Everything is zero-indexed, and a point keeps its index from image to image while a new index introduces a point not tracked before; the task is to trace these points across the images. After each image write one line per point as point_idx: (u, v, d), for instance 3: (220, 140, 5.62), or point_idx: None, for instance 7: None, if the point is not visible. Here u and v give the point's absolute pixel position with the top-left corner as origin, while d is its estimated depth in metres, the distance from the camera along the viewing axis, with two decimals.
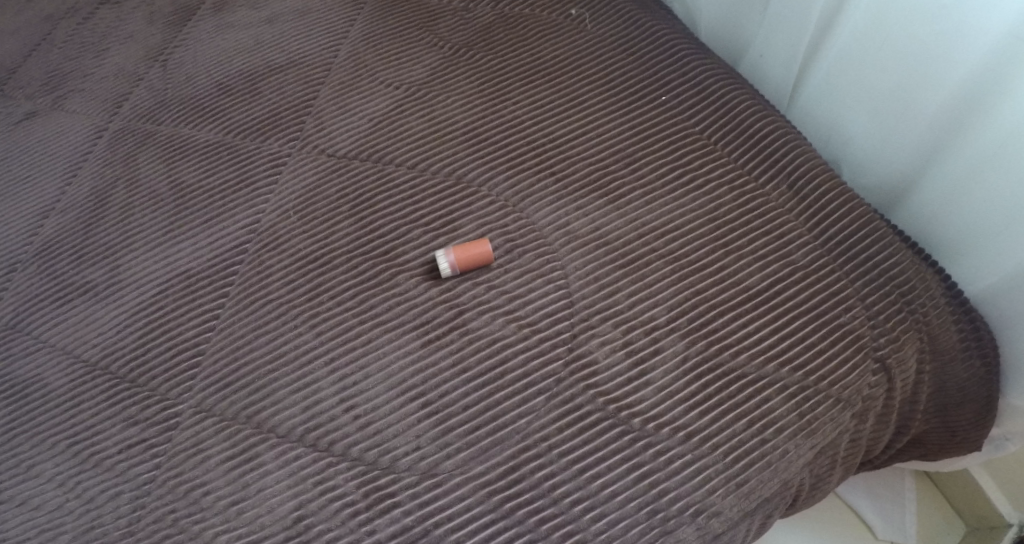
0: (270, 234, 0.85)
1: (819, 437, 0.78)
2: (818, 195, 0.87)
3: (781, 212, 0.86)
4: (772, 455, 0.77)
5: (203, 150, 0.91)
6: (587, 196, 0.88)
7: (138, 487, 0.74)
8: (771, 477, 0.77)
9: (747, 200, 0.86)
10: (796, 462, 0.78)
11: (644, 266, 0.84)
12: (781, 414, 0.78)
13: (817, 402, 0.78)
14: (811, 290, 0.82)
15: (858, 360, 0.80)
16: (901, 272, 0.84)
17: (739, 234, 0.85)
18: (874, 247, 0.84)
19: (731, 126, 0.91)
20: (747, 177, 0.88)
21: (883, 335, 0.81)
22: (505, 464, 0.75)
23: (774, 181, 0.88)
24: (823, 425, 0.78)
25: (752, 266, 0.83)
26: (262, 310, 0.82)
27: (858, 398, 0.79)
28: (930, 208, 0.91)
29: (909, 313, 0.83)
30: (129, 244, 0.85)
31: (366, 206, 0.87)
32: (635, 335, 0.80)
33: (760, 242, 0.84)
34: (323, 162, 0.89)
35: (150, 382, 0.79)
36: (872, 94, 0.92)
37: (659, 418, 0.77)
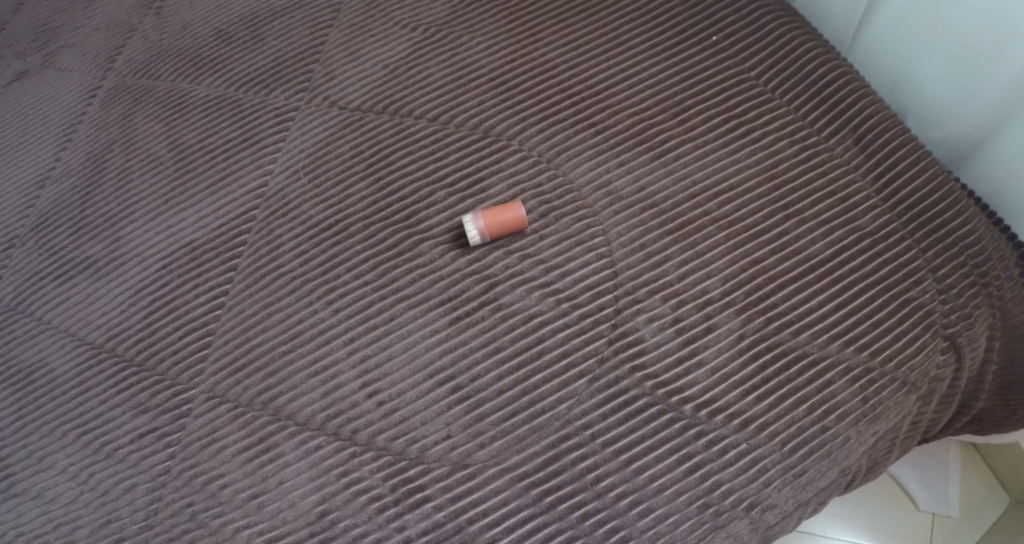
0: (280, 199, 0.78)
1: (882, 423, 0.72)
2: (887, 151, 0.77)
3: (847, 171, 0.77)
4: (833, 443, 0.70)
5: (203, 106, 0.83)
6: (630, 150, 0.79)
7: (153, 479, 0.71)
8: (831, 467, 0.71)
9: (808, 155, 0.77)
10: (857, 450, 0.71)
11: (695, 232, 0.76)
12: (844, 399, 0.71)
13: (882, 386, 0.71)
14: (879, 261, 0.74)
15: (926, 339, 0.72)
16: (976, 240, 0.75)
17: (799, 195, 0.76)
18: (949, 211, 0.75)
19: (791, 70, 0.81)
20: (808, 129, 0.79)
21: (954, 311, 0.73)
22: (544, 454, 0.70)
23: (838, 134, 0.78)
24: (887, 410, 0.71)
25: (815, 233, 0.75)
26: (275, 285, 0.75)
27: (925, 381, 0.72)
28: (1008, 170, 0.80)
29: (984, 286, 0.74)
30: (129, 213, 0.79)
31: (384, 164, 0.79)
32: (686, 311, 0.74)
33: (822, 205, 0.75)
34: (334, 116, 0.81)
35: (159, 366, 0.74)
36: (953, 35, 0.80)
37: (711, 404, 0.71)
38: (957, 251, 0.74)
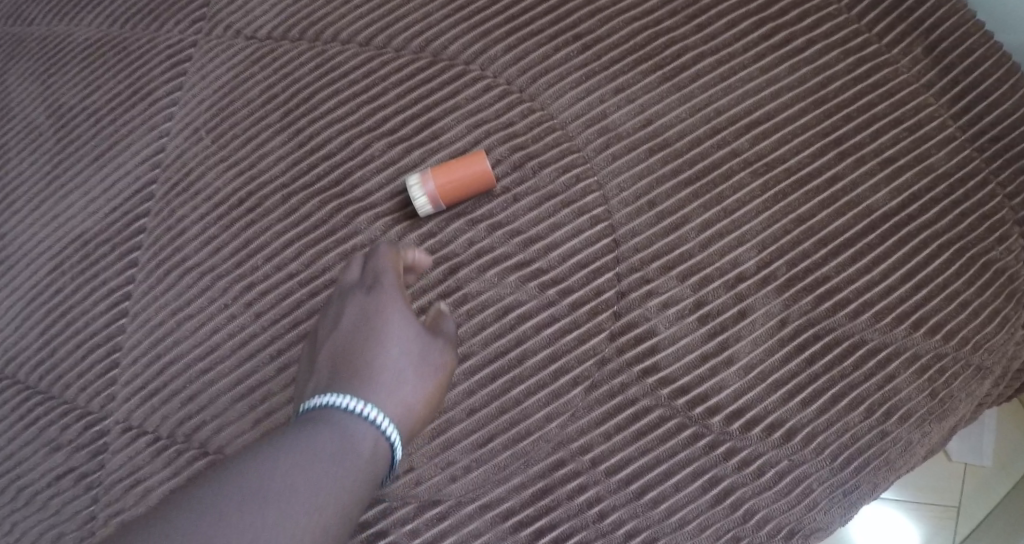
0: (181, 169, 0.62)
1: (949, 419, 0.57)
2: (968, 65, 0.60)
3: (917, 91, 0.60)
4: (892, 450, 0.55)
5: (82, 53, 0.66)
6: (631, 69, 0.60)
7: (80, 530, 0.57)
8: (887, 478, 0.56)
9: (868, 71, 0.60)
10: (915, 455, 0.57)
11: (722, 180, 0.58)
12: (907, 396, 0.56)
13: (954, 374, 0.56)
14: (957, 213, 0.58)
15: (1008, 312, 0.57)
16: None
17: (857, 126, 0.59)
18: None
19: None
20: (868, 35, 0.61)
21: None
22: (533, 485, 0.55)
23: (906, 42, 0.61)
24: (955, 402, 0.57)
25: (878, 177, 0.58)
26: (185, 283, 0.60)
27: (1002, 362, 0.58)
28: None
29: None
30: (10, 203, 0.64)
31: (304, 111, 0.61)
32: (711, 291, 0.56)
33: (887, 137, 0.59)
34: (240, 49, 0.63)
35: (66, 393, 0.60)
36: None
37: (744, 413, 0.55)
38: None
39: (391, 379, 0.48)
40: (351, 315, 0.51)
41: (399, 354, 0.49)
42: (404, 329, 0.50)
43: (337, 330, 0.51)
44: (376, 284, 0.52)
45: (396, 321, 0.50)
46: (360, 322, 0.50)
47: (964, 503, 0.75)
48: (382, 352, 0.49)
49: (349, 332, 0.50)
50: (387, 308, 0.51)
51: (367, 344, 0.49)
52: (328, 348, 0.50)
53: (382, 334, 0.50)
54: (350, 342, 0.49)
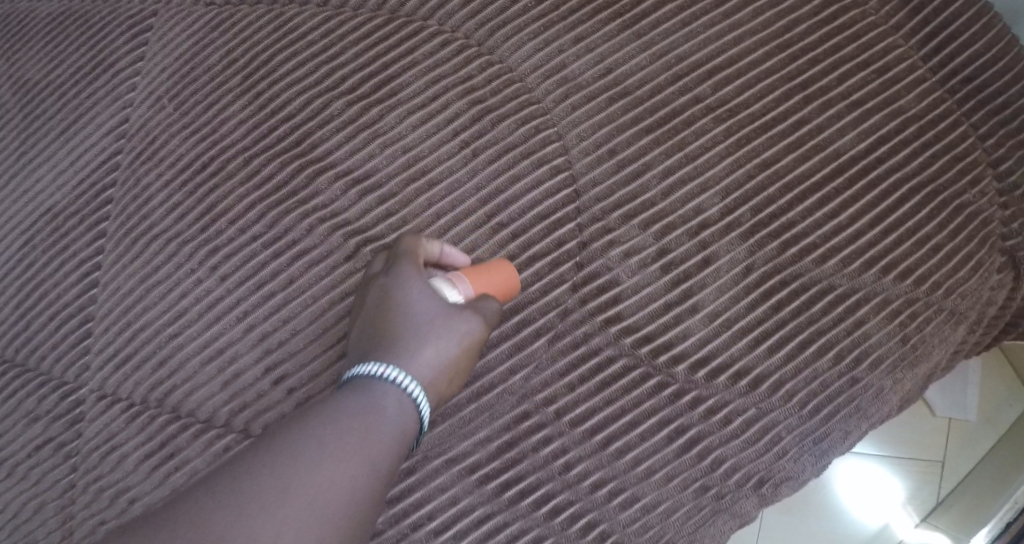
0: (145, 137, 0.62)
1: (922, 365, 0.56)
2: (941, 3, 0.59)
3: (885, 32, 0.59)
4: (863, 398, 0.55)
5: (47, 28, 0.66)
6: (588, 17, 0.59)
7: (61, 495, 0.60)
8: (859, 425, 0.56)
9: (835, 13, 0.59)
10: (888, 403, 0.56)
11: (683, 127, 0.57)
12: (879, 341, 0.55)
13: (926, 319, 0.56)
14: (928, 155, 0.57)
15: (983, 256, 0.56)
16: None
17: (822, 69, 0.58)
18: (1014, 83, 0.58)
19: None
20: None
21: (1017, 219, 0.57)
22: (498, 439, 0.55)
23: None
24: (930, 347, 0.56)
25: (844, 120, 0.57)
26: (151, 251, 0.60)
27: (975, 308, 0.57)
28: None
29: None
30: None
31: (265, 74, 0.61)
32: (675, 240, 0.55)
33: (855, 80, 0.58)
34: (200, 16, 0.63)
35: (42, 365, 0.62)
36: None
37: (709, 361, 0.54)
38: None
39: (417, 369, 0.50)
40: (395, 279, 0.52)
41: (448, 319, 0.51)
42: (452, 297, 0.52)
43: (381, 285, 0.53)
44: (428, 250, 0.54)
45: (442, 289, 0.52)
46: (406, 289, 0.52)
47: (950, 459, 0.76)
48: (425, 316, 0.51)
49: (393, 293, 0.52)
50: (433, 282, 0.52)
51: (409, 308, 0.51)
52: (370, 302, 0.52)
53: (426, 302, 0.51)
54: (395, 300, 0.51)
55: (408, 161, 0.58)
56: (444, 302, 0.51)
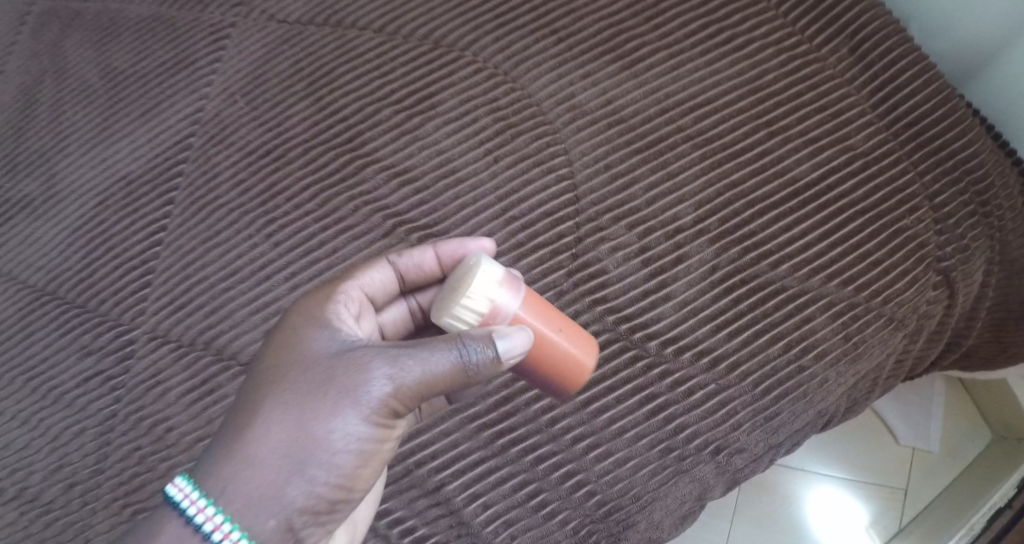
0: (216, 124, 0.73)
1: (864, 363, 0.65)
2: (887, 62, 0.69)
3: (841, 84, 0.69)
4: (810, 386, 0.64)
5: (136, 28, 0.76)
6: (596, 58, 0.71)
7: (101, 423, 0.67)
8: (806, 409, 0.65)
9: (796, 65, 0.70)
10: (831, 393, 0.65)
11: (667, 150, 0.68)
12: (824, 337, 0.64)
13: (867, 322, 0.65)
14: (871, 186, 0.67)
15: (918, 273, 0.65)
16: (979, 164, 0.67)
17: (785, 111, 0.69)
18: (952, 129, 0.67)
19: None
20: (801, 36, 0.70)
21: (950, 243, 0.66)
22: (496, 394, 0.66)
23: (832, 43, 0.70)
24: (871, 348, 0.65)
25: (800, 153, 0.68)
26: (216, 218, 0.70)
27: (913, 317, 0.65)
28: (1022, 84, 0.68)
29: (983, 216, 0.67)
30: (64, 147, 0.74)
31: (326, 82, 0.72)
32: (655, 239, 0.67)
33: (812, 121, 0.68)
34: (272, 31, 0.75)
35: (100, 307, 0.69)
36: None
37: (678, 340, 0.65)
38: (956, 176, 0.67)
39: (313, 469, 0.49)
40: (289, 365, 0.51)
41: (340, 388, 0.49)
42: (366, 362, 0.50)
43: (272, 377, 0.51)
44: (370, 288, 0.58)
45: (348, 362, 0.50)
46: (304, 382, 0.50)
47: (912, 489, 0.92)
48: (323, 402, 0.49)
49: (285, 379, 0.50)
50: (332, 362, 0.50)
51: (311, 397, 0.49)
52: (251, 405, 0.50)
53: (324, 387, 0.49)
54: (289, 395, 0.49)
55: (440, 162, 0.70)
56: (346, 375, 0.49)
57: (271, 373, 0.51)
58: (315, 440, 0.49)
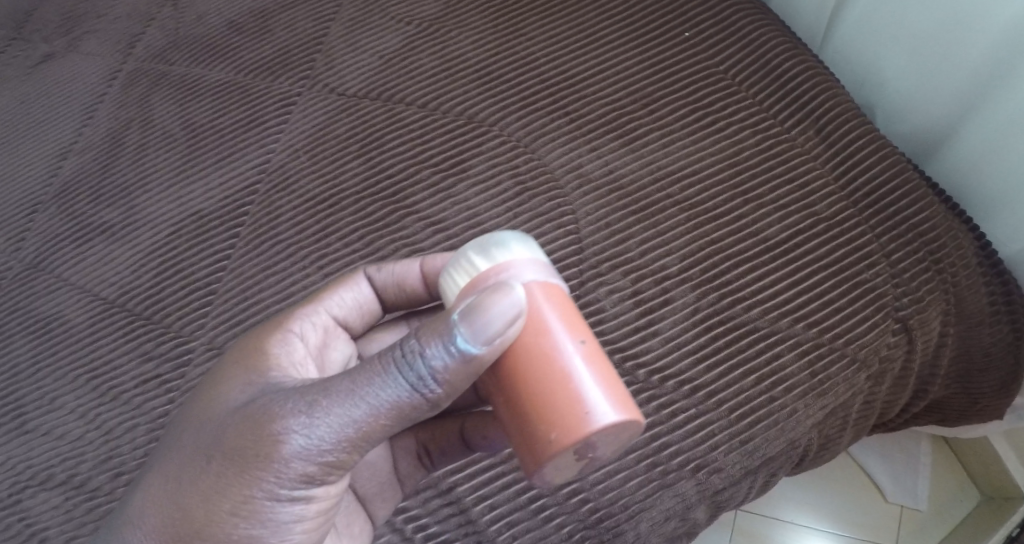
0: (279, 175, 0.83)
1: (830, 398, 0.72)
2: (847, 140, 0.78)
3: (807, 159, 0.78)
4: (780, 415, 0.71)
5: (215, 90, 0.88)
6: (602, 136, 0.82)
7: (153, 420, 0.74)
8: (777, 436, 0.71)
9: (769, 143, 0.79)
10: (802, 423, 0.72)
11: (658, 213, 0.78)
12: (793, 372, 0.72)
13: (831, 361, 0.72)
14: (835, 244, 0.75)
15: (876, 320, 0.72)
16: (931, 226, 0.75)
17: (760, 181, 0.78)
18: (905, 197, 0.76)
19: (751, 58, 0.83)
20: (773, 121, 0.80)
21: (907, 295, 0.73)
22: None
23: (801, 125, 0.80)
24: (836, 385, 0.72)
25: (772, 216, 0.77)
26: (273, 250, 0.79)
27: (874, 359, 0.72)
28: (969, 163, 0.77)
29: (937, 272, 0.74)
30: (145, 183, 0.85)
31: (375, 145, 0.83)
32: (645, 285, 0.76)
33: (782, 191, 0.77)
34: (331, 101, 0.85)
35: (164, 319, 0.78)
36: (911, 36, 0.76)
37: (664, 370, 0.73)
38: (910, 238, 0.74)
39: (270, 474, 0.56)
40: (235, 443, 0.56)
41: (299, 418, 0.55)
42: (313, 417, 0.54)
43: (220, 455, 0.56)
44: (342, 297, 0.67)
45: (294, 420, 0.55)
46: (248, 459, 0.55)
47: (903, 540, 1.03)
48: (274, 476, 0.55)
49: (234, 462, 0.56)
50: (280, 422, 0.55)
51: (259, 473, 0.55)
52: (207, 488, 0.56)
53: (270, 461, 0.55)
54: (239, 478, 0.55)
55: (469, 216, 0.79)
56: (293, 441, 0.54)
57: (221, 448, 0.57)
58: (278, 501, 0.56)
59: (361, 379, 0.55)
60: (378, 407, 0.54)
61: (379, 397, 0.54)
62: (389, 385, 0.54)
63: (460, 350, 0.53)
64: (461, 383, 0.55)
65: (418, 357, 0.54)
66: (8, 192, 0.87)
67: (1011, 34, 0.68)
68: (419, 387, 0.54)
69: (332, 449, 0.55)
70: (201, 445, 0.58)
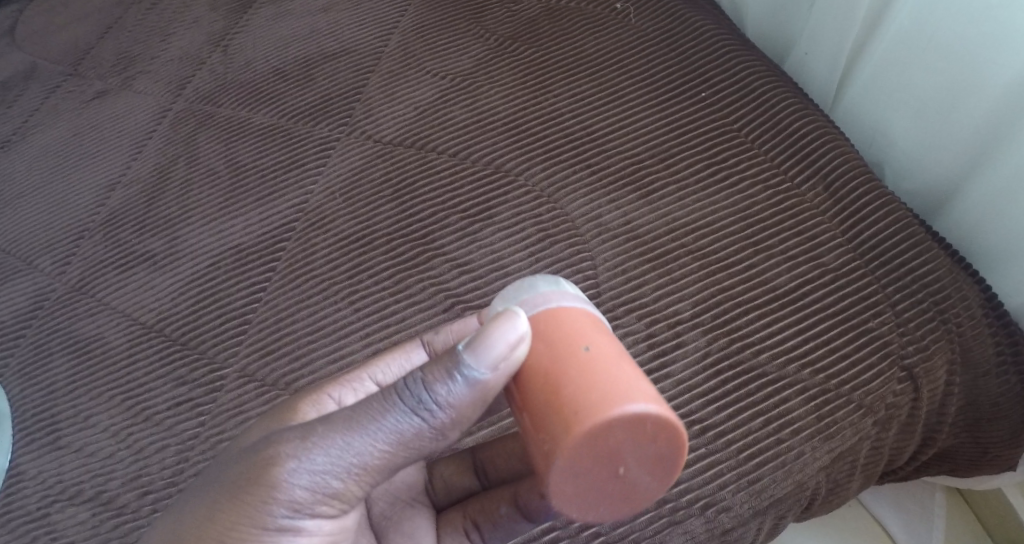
0: (317, 214, 0.87)
1: (837, 442, 0.73)
2: (855, 194, 0.80)
3: (815, 214, 0.81)
4: (788, 457, 0.72)
5: (259, 133, 0.94)
6: (620, 189, 0.85)
7: (183, 442, 0.76)
8: (785, 478, 0.72)
9: (779, 199, 0.82)
10: (810, 466, 0.73)
11: (672, 262, 0.81)
12: (799, 415, 0.73)
13: (837, 406, 0.73)
14: (841, 296, 0.77)
15: (882, 367, 0.74)
16: (936, 278, 0.76)
17: (772, 234, 0.81)
18: (911, 250, 0.78)
19: (761, 114, 0.86)
20: (783, 177, 0.83)
21: (912, 344, 0.75)
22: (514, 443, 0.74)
23: (810, 181, 0.82)
24: (842, 430, 0.73)
25: (782, 266, 0.79)
26: (308, 285, 0.83)
27: (881, 405, 0.74)
28: (971, 219, 0.79)
29: (942, 323, 0.75)
30: (188, 217, 0.89)
31: (409, 191, 0.87)
32: (658, 328, 0.78)
33: (790, 243, 0.80)
34: (369, 148, 0.90)
35: (199, 346, 0.81)
36: (914, 96, 0.79)
37: (676, 411, 0.74)
38: (915, 291, 0.76)
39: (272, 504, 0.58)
40: (242, 475, 0.58)
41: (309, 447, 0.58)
42: (320, 447, 0.57)
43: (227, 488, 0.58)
44: (388, 366, 0.66)
45: (302, 450, 0.57)
46: (254, 492, 0.57)
47: None
48: (274, 506, 0.57)
49: (242, 494, 0.57)
50: (288, 454, 0.57)
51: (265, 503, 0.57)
52: (216, 519, 0.58)
53: (278, 492, 0.57)
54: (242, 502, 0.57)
55: (494, 258, 0.82)
56: (299, 467, 0.57)
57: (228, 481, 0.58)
58: (284, 530, 0.58)
59: (367, 412, 0.57)
60: (385, 438, 0.57)
61: (385, 428, 0.57)
62: (395, 418, 0.57)
63: (467, 378, 0.57)
64: (465, 412, 0.58)
65: (424, 388, 0.57)
66: (56, 217, 0.93)
67: (1008, 98, 0.71)
68: (422, 418, 0.57)
69: (339, 478, 0.57)
70: (211, 479, 0.60)
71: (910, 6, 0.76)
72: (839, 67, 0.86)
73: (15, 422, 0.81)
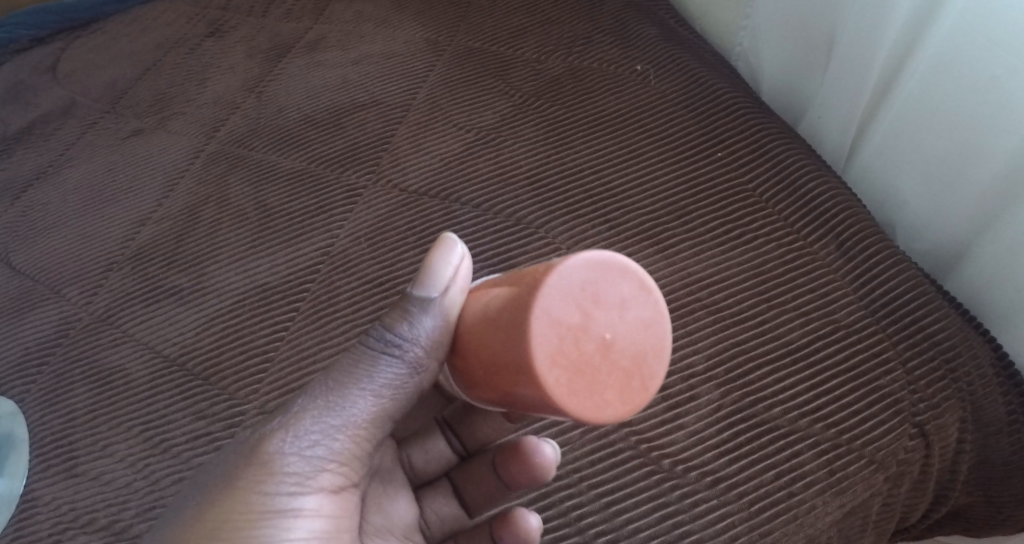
0: (341, 257, 0.88)
1: (849, 496, 0.73)
2: (866, 255, 0.82)
3: (828, 271, 0.83)
4: (800, 512, 0.72)
5: (288, 177, 0.97)
6: (637, 243, 0.87)
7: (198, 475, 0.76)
8: (798, 533, 0.71)
9: (793, 257, 0.84)
10: (824, 522, 0.72)
11: (687, 314, 0.82)
12: (811, 470, 0.73)
13: (849, 462, 0.74)
14: (853, 350, 0.78)
15: (893, 423, 0.75)
16: (946, 338, 0.78)
17: (786, 290, 0.82)
18: (922, 308, 0.79)
19: (775, 174, 0.89)
20: (794, 235, 0.85)
21: (923, 401, 0.76)
22: (536, 491, 0.75)
23: (823, 240, 0.84)
24: (854, 485, 0.73)
25: (794, 322, 0.81)
26: (330, 325, 0.84)
27: (892, 461, 0.74)
28: (983, 278, 0.82)
29: (953, 382, 0.76)
30: (216, 255, 0.92)
31: (432, 239, 0.88)
32: (672, 381, 0.79)
33: (803, 299, 0.82)
34: (394, 196, 0.92)
35: (220, 382, 0.82)
36: (923, 160, 0.83)
37: (689, 462, 0.75)
38: (926, 349, 0.77)
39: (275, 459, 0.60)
40: (242, 466, 0.60)
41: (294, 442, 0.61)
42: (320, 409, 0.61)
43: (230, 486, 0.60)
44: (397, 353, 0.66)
45: (306, 412, 0.61)
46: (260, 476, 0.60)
47: None
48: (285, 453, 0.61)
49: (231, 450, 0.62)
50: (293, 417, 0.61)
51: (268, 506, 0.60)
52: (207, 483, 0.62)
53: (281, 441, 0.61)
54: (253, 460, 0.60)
55: None
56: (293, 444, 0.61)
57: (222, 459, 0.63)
58: (289, 521, 0.60)
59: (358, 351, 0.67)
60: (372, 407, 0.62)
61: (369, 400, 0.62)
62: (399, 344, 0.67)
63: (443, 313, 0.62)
64: None
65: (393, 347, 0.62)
66: (87, 248, 0.96)
67: (1012, 164, 0.75)
68: None
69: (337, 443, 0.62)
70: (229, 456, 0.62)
71: (916, 76, 0.80)
72: (851, 131, 0.90)
73: (34, 448, 0.82)
